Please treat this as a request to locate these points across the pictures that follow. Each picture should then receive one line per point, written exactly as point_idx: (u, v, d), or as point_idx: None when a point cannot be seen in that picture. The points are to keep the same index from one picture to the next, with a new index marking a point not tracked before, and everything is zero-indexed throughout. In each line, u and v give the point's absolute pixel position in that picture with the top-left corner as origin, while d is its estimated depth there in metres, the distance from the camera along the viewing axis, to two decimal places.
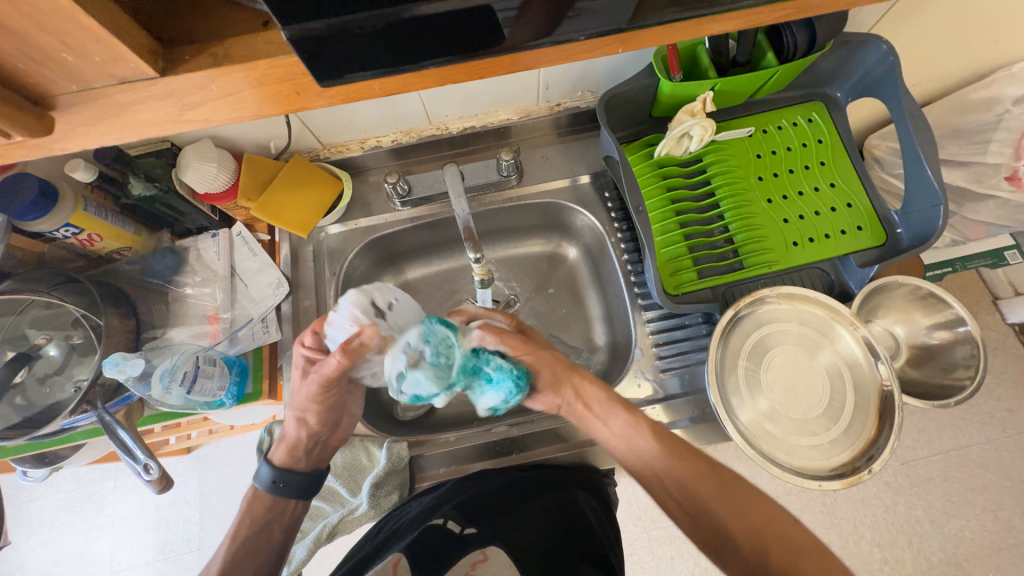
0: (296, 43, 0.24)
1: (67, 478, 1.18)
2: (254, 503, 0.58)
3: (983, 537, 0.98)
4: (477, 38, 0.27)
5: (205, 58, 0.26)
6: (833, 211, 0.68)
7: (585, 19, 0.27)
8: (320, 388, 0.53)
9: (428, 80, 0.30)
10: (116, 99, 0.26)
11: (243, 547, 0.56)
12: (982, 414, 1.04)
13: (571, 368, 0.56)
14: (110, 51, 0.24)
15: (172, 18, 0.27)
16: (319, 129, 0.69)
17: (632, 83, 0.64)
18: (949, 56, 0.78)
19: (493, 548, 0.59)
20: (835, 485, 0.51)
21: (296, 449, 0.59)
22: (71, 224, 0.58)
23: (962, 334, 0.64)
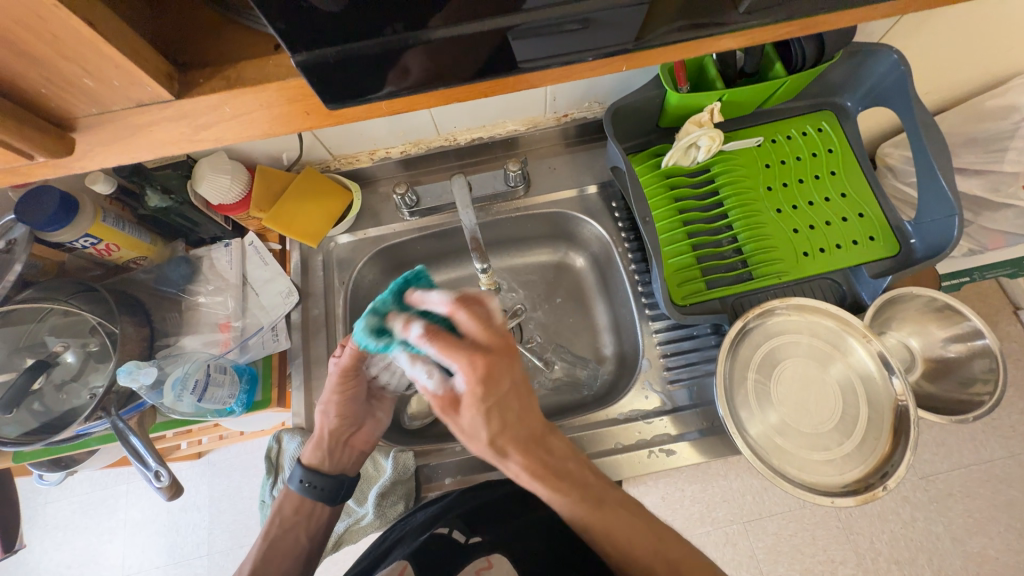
0: (305, 67, 0.25)
1: (82, 481, 1.20)
2: (284, 507, 0.62)
3: (1007, 555, 0.95)
4: (484, 59, 0.27)
5: (218, 81, 0.27)
6: (844, 222, 0.67)
7: (591, 38, 0.27)
8: (342, 379, 0.62)
9: (435, 99, 0.30)
10: (133, 121, 0.27)
11: (272, 543, 0.60)
12: (1004, 428, 1.01)
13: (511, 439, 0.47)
14: (127, 75, 0.24)
15: (187, 42, 0.28)
16: (331, 142, 0.70)
17: (639, 94, 0.64)
18: (963, 63, 0.77)
19: (497, 555, 0.56)
20: (846, 502, 0.50)
21: (319, 448, 0.62)
22: (90, 234, 0.60)
23: (979, 347, 0.62)
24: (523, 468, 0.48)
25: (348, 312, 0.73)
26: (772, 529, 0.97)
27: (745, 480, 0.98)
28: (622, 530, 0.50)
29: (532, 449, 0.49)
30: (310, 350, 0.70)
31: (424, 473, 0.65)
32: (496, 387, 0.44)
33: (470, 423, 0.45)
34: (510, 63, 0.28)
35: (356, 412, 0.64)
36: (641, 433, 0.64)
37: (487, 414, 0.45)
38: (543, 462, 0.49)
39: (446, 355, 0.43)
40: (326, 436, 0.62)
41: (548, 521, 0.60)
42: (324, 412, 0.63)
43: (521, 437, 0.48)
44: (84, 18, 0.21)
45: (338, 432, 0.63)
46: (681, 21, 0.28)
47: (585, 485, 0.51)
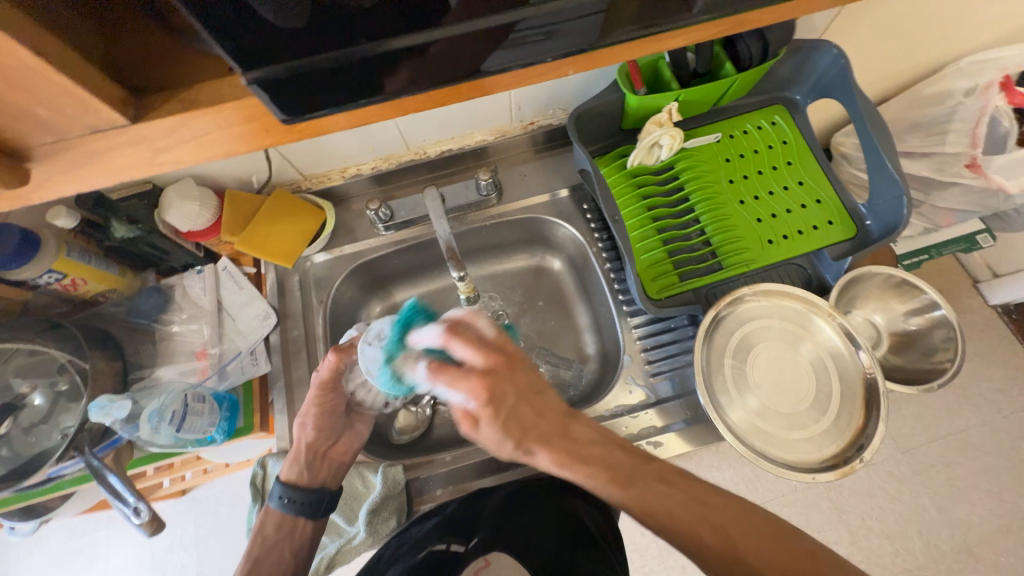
0: (259, 85, 0.26)
1: (57, 531, 1.14)
2: (267, 524, 0.60)
3: (991, 520, 0.98)
4: (433, 68, 0.29)
5: (175, 104, 0.27)
6: (803, 208, 0.70)
7: (536, 43, 0.29)
8: (322, 392, 0.60)
9: (394, 109, 0.31)
10: (91, 147, 0.27)
11: (255, 567, 0.57)
12: (977, 397, 1.05)
13: (532, 427, 0.49)
14: (80, 102, 0.24)
15: (140, 67, 0.28)
16: (300, 161, 0.71)
17: (599, 99, 0.66)
18: (899, 54, 0.82)
19: (494, 553, 0.60)
20: (826, 476, 0.52)
21: (297, 462, 0.61)
22: (55, 269, 0.59)
23: (937, 318, 0.66)
24: (553, 462, 0.49)
25: (328, 330, 0.72)
26: None
27: (737, 469, 1.00)
28: (659, 501, 0.48)
29: (555, 442, 0.49)
30: (292, 372, 0.70)
31: (414, 485, 0.65)
32: (502, 403, 0.47)
33: (491, 439, 0.47)
34: (462, 71, 0.29)
35: (335, 425, 0.63)
36: (628, 427, 0.65)
37: (509, 420, 0.47)
38: (569, 452, 0.49)
39: (452, 389, 0.46)
40: (304, 449, 0.61)
41: (545, 517, 0.63)
42: (302, 424, 0.61)
43: (543, 433, 0.49)
44: (33, 48, 0.22)
45: (316, 444, 0.61)
46: (636, 21, 0.30)
47: (615, 465, 0.50)
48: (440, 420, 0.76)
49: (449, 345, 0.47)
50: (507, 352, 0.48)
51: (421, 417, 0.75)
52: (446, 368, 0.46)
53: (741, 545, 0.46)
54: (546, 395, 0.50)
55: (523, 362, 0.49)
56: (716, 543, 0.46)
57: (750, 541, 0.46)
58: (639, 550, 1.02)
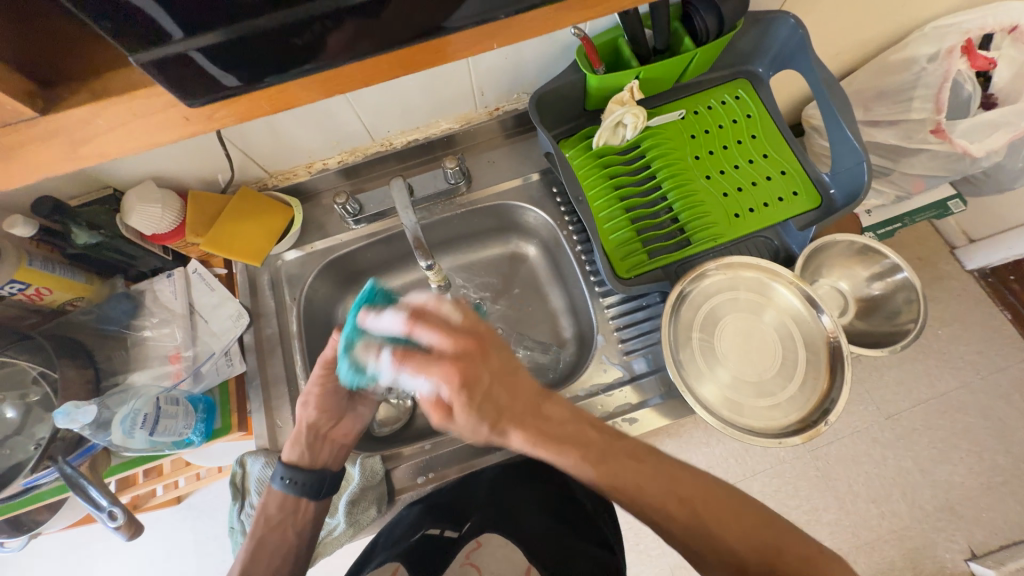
0: (199, 53, 0.26)
1: (51, 546, 1.13)
2: (268, 505, 0.61)
3: (972, 479, 1.01)
4: (344, 43, 0.28)
5: (87, 95, 0.26)
6: (768, 181, 0.70)
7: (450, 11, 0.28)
8: (326, 374, 0.61)
9: (313, 91, 0.30)
10: (2, 142, 0.26)
11: (260, 544, 0.60)
12: (956, 359, 1.07)
13: (503, 408, 0.50)
14: None
15: (48, 59, 0.27)
16: (262, 157, 0.70)
17: (560, 80, 0.66)
18: (860, 22, 0.82)
19: (486, 534, 0.65)
20: (793, 440, 0.53)
21: (297, 443, 0.61)
22: (16, 280, 0.58)
23: (900, 280, 0.67)
24: (524, 441, 0.50)
25: (303, 327, 0.73)
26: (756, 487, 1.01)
27: (726, 444, 1.02)
28: (630, 477, 0.49)
29: (527, 421, 0.50)
30: (268, 370, 0.70)
31: (396, 475, 0.65)
32: (476, 385, 0.48)
33: (464, 424, 0.49)
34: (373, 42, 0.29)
35: (337, 407, 0.63)
36: (604, 406, 0.66)
37: (483, 403, 0.48)
38: (540, 430, 0.50)
39: (416, 375, 0.48)
40: (305, 430, 0.61)
41: (536, 495, 0.68)
42: (304, 405, 0.61)
43: (514, 413, 0.50)
44: None
45: (317, 424, 0.62)
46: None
47: (589, 443, 0.51)
48: (421, 411, 0.76)
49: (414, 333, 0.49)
50: (478, 334, 0.50)
51: (402, 408, 0.75)
52: (412, 354, 0.49)
53: (707, 519, 0.48)
54: (521, 375, 0.51)
55: (495, 346, 0.51)
56: (683, 517, 0.48)
57: (712, 513, 0.48)
58: (633, 529, 1.04)
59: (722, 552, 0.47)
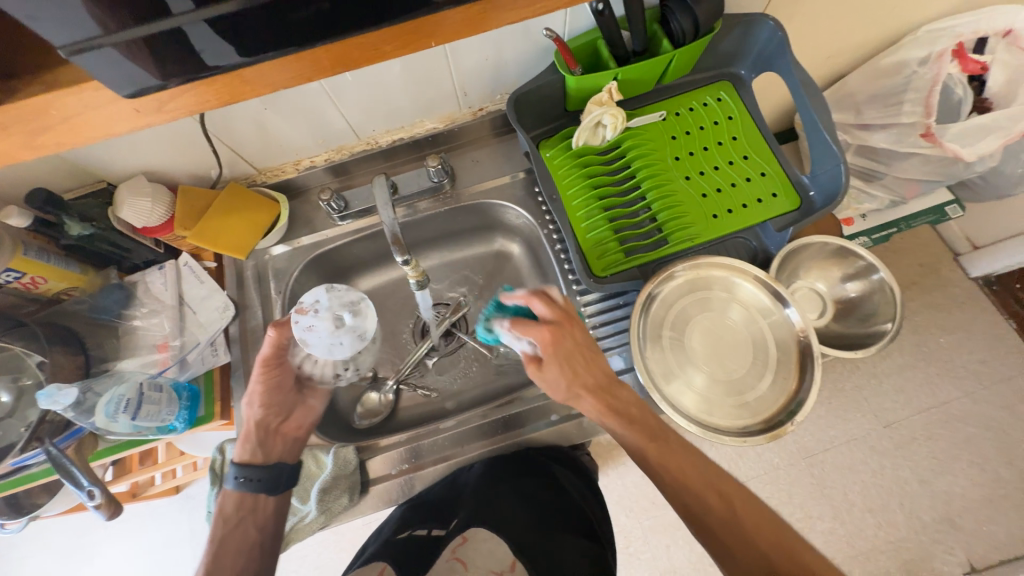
0: (169, 34, 0.27)
1: (53, 534, 1.17)
2: (225, 505, 0.62)
3: (972, 491, 0.99)
4: (280, 37, 0.29)
5: (39, 86, 0.28)
6: (748, 182, 0.70)
7: (385, 9, 0.29)
8: (265, 372, 0.63)
9: (257, 86, 0.32)
10: None
11: (221, 544, 0.61)
12: (957, 369, 1.05)
13: (582, 377, 0.53)
14: None
15: (10, 54, 0.29)
16: (251, 155, 0.72)
17: (539, 81, 0.67)
18: (850, 24, 0.82)
19: (471, 530, 0.63)
20: (758, 439, 0.53)
21: (248, 441, 0.64)
22: (12, 268, 0.60)
23: (876, 281, 0.66)
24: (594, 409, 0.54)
25: None
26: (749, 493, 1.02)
27: (720, 448, 1.03)
28: (677, 462, 0.53)
29: (602, 394, 0.54)
30: (250, 361, 0.72)
31: (370, 465, 0.67)
32: (562, 350, 0.52)
33: (552, 382, 0.53)
34: (312, 36, 0.30)
35: (283, 402, 0.65)
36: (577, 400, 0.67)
37: (569, 368, 0.53)
38: (610, 405, 0.54)
39: (522, 335, 0.53)
40: (254, 428, 0.64)
41: (519, 493, 0.67)
42: (250, 404, 0.64)
43: (594, 384, 0.54)
44: None
45: (265, 421, 0.64)
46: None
47: (646, 424, 0.54)
48: (403, 405, 0.78)
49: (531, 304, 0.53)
50: (572, 318, 0.54)
51: (383, 402, 0.76)
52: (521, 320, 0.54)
53: (741, 514, 0.51)
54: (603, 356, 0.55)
55: (583, 325, 0.55)
56: (720, 510, 0.51)
57: (750, 514, 0.51)
58: (623, 532, 1.04)
59: (755, 553, 0.49)
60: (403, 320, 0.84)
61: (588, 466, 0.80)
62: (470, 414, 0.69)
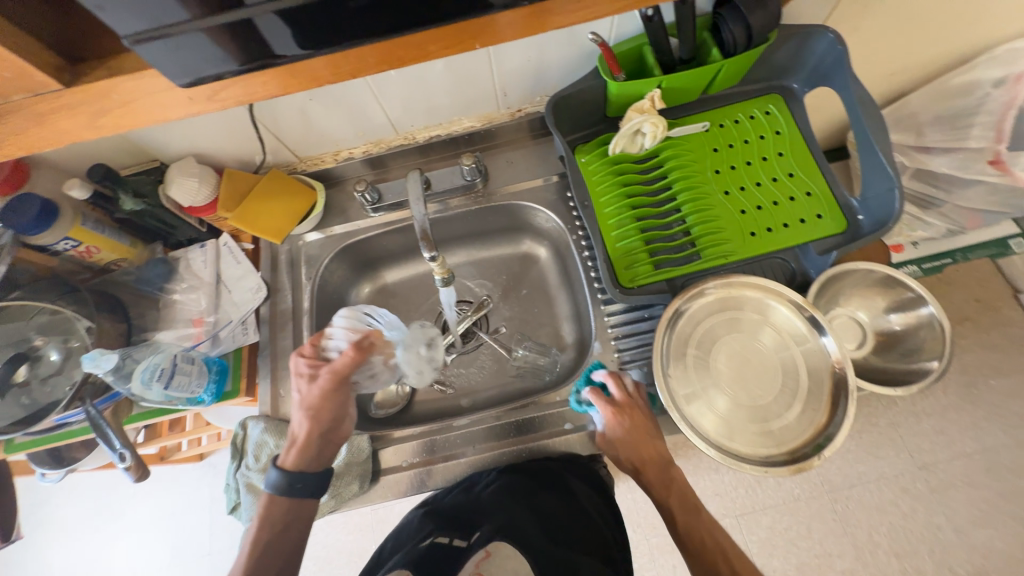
0: (230, 25, 0.27)
1: (89, 485, 1.25)
2: (273, 510, 0.56)
3: (1015, 547, 0.91)
4: (328, 36, 0.29)
5: (102, 71, 0.29)
6: (792, 201, 0.67)
7: (433, 8, 0.29)
8: (333, 385, 0.58)
9: (301, 79, 0.32)
10: (33, 109, 0.29)
11: (265, 550, 0.55)
12: (1009, 416, 0.97)
13: (638, 453, 0.57)
14: (14, 67, 0.27)
15: (77, 38, 0.30)
16: (294, 143, 0.74)
17: (580, 85, 0.66)
18: (919, 39, 0.76)
19: (494, 544, 0.61)
20: (780, 471, 0.50)
21: (305, 451, 0.58)
22: (70, 237, 0.64)
23: (924, 316, 0.62)
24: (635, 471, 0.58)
25: (314, 305, 0.76)
26: (765, 522, 0.98)
27: (736, 472, 1.00)
28: (700, 528, 0.54)
29: (651, 469, 0.57)
30: (277, 342, 0.74)
31: (383, 455, 0.68)
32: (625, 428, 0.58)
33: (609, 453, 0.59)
34: (358, 33, 0.30)
35: (340, 413, 0.60)
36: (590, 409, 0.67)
37: (627, 444, 0.57)
38: (657, 480, 0.57)
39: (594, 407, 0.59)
40: (312, 439, 0.58)
41: (535, 506, 0.64)
42: (305, 415, 0.58)
43: (646, 460, 0.57)
44: None
45: (325, 433, 0.59)
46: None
47: (681, 491, 0.57)
48: (419, 398, 0.79)
49: (607, 382, 0.60)
50: (641, 405, 0.60)
51: (401, 393, 0.78)
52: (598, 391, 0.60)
53: None
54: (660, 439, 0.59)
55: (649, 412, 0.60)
56: None
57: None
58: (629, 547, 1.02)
59: None
60: (426, 314, 0.85)
61: (609, 479, 0.74)
62: (484, 414, 0.69)
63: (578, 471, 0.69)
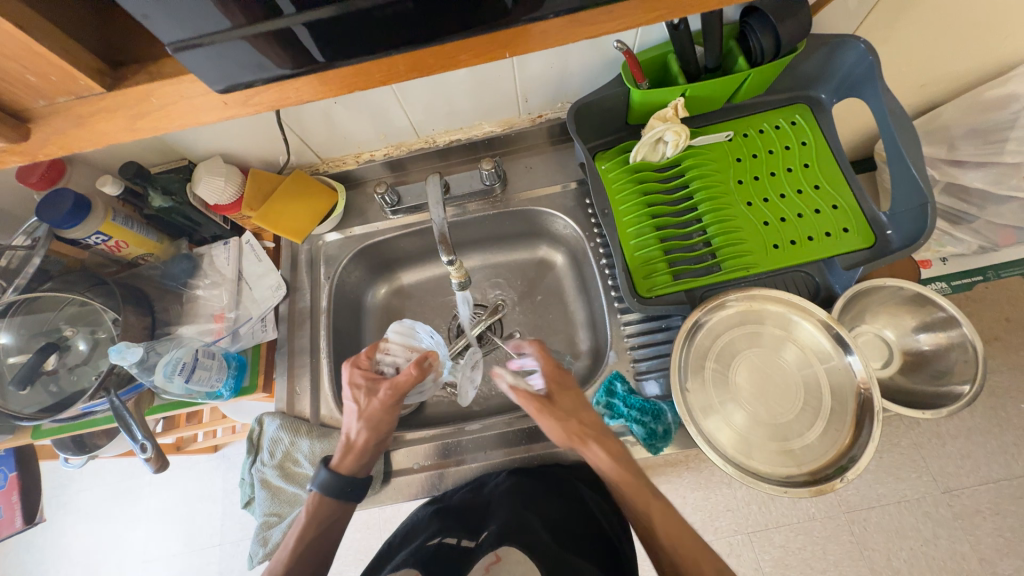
0: (265, 34, 0.28)
1: (109, 472, 1.29)
2: (318, 507, 0.58)
3: None
4: (363, 46, 0.30)
5: (144, 76, 0.30)
6: (817, 214, 0.66)
7: (467, 19, 0.29)
8: (392, 399, 0.61)
9: (333, 85, 0.32)
10: (78, 112, 0.30)
11: (312, 546, 0.56)
12: None
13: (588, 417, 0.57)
14: (61, 71, 0.28)
15: (121, 43, 0.31)
16: (317, 145, 0.76)
17: (602, 92, 0.66)
18: (954, 50, 0.74)
19: (504, 548, 0.58)
20: (800, 492, 0.49)
21: (359, 458, 0.60)
22: (101, 232, 0.66)
23: (956, 338, 0.60)
24: (603, 461, 0.54)
25: (331, 305, 0.77)
26: (778, 540, 0.95)
27: (749, 488, 0.97)
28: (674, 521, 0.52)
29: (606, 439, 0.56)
30: (294, 340, 0.75)
31: (394, 457, 0.69)
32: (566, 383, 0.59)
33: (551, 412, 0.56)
34: (391, 41, 0.30)
35: (391, 427, 0.62)
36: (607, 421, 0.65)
37: (572, 401, 0.58)
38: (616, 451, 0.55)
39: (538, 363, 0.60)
40: (367, 447, 0.60)
41: (545, 513, 0.62)
42: (363, 423, 0.60)
43: (599, 429, 0.56)
44: (20, 26, 0.25)
45: (379, 442, 0.61)
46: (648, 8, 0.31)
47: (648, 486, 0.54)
48: (432, 401, 0.79)
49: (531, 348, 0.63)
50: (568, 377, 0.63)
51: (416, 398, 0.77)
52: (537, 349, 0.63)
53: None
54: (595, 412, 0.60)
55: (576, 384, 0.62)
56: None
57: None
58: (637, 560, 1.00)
59: None
60: (440, 317, 0.86)
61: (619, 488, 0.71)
62: (495, 420, 0.69)
63: (588, 482, 0.67)
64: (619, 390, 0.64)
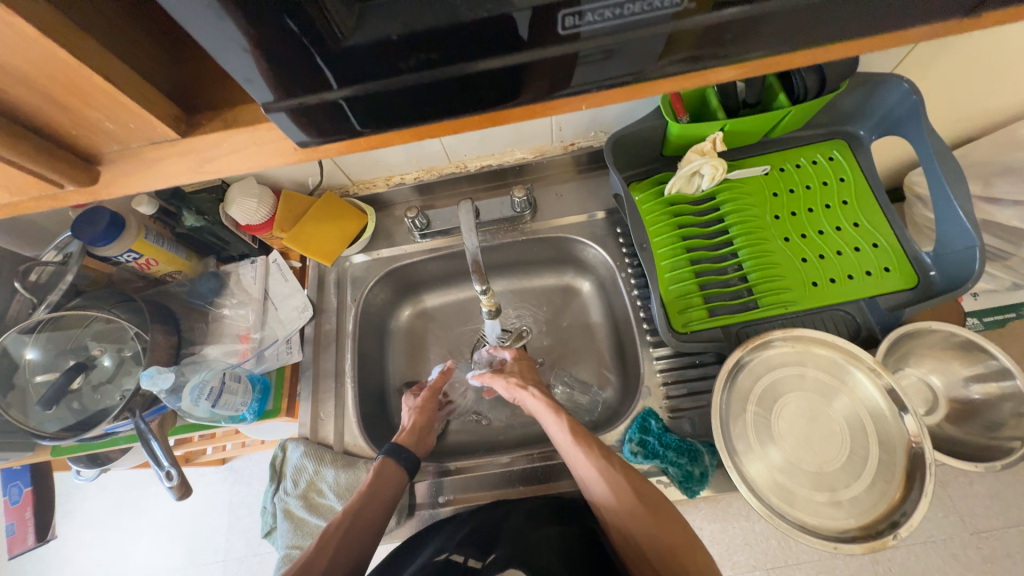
0: (344, 103, 0.27)
1: (115, 482, 1.28)
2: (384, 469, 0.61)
3: None
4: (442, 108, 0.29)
5: (217, 123, 0.30)
6: (856, 252, 0.65)
7: (551, 82, 0.29)
8: (431, 394, 0.71)
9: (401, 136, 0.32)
10: (149, 156, 0.30)
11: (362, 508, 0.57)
12: None
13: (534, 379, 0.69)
14: (140, 118, 0.28)
15: (194, 88, 0.31)
16: (350, 168, 0.76)
17: (641, 124, 0.65)
18: (992, 88, 0.73)
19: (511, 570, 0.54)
20: (851, 548, 0.47)
21: (411, 436, 0.67)
22: (133, 250, 0.66)
23: (1009, 389, 0.58)
24: (539, 398, 0.63)
25: (357, 328, 0.76)
26: None
27: None
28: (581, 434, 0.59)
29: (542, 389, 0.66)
30: (319, 363, 0.74)
31: (417, 488, 0.67)
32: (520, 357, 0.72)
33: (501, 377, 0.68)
34: (472, 104, 0.29)
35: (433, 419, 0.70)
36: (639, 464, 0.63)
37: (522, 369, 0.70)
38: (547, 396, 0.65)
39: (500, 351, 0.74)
40: (416, 425, 0.68)
41: (564, 539, 0.58)
42: (410, 413, 0.70)
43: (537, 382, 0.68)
44: (107, 78, 0.25)
45: (424, 425, 0.69)
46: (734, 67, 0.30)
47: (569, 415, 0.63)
48: (454, 428, 0.77)
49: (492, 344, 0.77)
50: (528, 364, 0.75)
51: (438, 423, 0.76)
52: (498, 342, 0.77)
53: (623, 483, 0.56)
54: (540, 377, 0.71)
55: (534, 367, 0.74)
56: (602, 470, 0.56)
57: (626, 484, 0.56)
58: None
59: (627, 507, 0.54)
60: (463, 340, 0.85)
61: None
62: (518, 455, 0.69)
63: None
64: (654, 428, 0.62)
